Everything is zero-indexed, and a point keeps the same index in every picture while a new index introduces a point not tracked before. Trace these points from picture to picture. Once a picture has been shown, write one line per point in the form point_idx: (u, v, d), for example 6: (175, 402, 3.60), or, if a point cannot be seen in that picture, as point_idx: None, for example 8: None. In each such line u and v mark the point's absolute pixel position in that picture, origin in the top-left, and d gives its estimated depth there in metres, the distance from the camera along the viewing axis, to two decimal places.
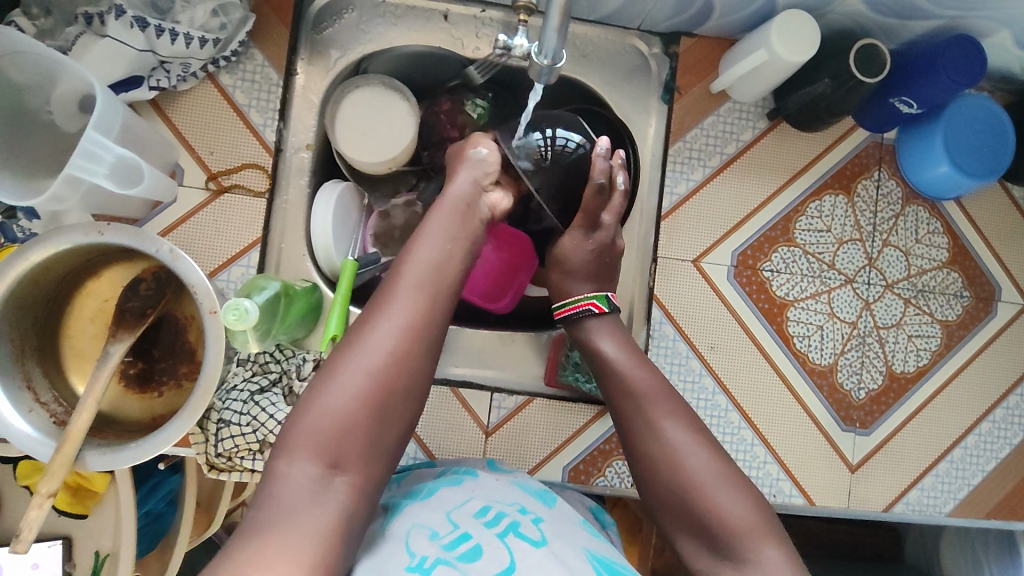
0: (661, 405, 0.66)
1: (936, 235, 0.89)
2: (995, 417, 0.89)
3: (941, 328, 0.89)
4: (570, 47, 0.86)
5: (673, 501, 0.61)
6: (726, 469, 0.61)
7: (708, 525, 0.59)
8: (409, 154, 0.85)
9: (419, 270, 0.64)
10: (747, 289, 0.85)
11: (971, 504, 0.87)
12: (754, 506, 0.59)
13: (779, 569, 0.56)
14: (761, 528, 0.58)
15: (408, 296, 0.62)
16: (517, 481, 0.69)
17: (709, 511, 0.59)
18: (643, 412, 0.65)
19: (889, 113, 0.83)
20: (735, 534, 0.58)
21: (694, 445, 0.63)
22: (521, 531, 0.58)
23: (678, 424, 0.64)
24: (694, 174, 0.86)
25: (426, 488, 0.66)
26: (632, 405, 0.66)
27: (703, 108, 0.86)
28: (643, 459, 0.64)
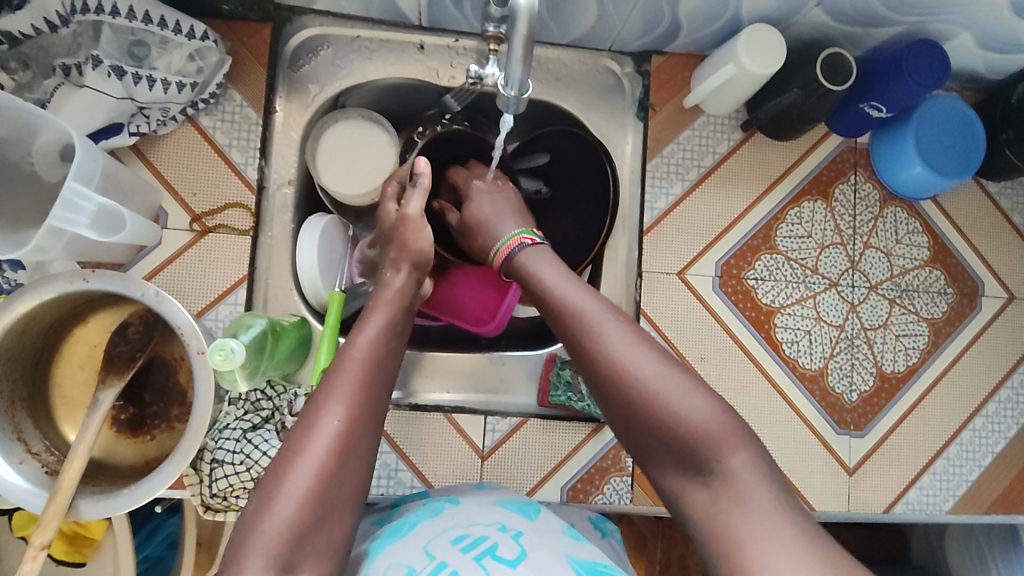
0: (606, 314, 0.60)
1: (915, 234, 0.90)
2: (988, 412, 0.90)
3: (927, 326, 0.89)
4: (544, 71, 0.88)
5: (627, 412, 0.57)
6: (680, 374, 0.56)
7: (668, 434, 0.54)
8: None
9: (355, 361, 0.60)
10: (732, 299, 0.86)
11: (970, 500, 0.88)
12: (715, 408, 0.55)
13: (749, 475, 0.52)
14: (727, 430, 0.54)
15: (344, 392, 0.58)
16: (499, 498, 0.69)
17: (668, 420, 0.54)
18: (586, 325, 0.60)
19: (861, 119, 0.84)
20: (696, 439, 0.53)
21: (644, 352, 0.57)
22: (497, 553, 0.57)
23: (629, 330, 0.59)
24: (673, 188, 0.86)
25: (406, 524, 0.65)
26: (573, 319, 0.60)
27: (679, 122, 0.87)
28: (591, 372, 0.58)
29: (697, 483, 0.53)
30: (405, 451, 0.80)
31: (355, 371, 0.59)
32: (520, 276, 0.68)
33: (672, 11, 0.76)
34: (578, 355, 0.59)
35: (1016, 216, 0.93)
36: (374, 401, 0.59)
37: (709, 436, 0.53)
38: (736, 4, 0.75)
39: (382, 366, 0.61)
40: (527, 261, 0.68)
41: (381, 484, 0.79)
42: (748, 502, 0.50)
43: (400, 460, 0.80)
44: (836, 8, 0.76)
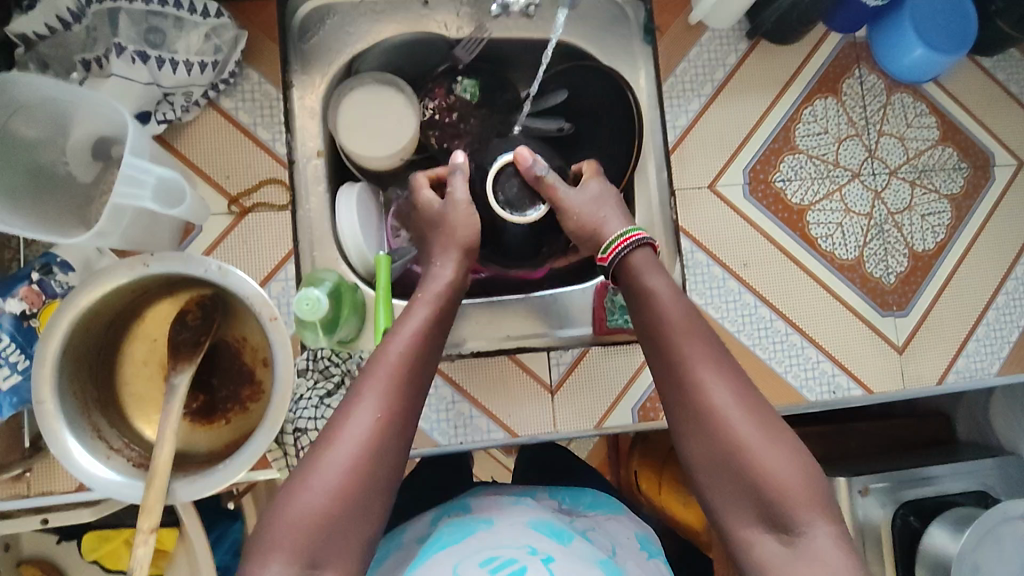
0: (700, 355, 0.65)
1: (924, 116, 0.94)
2: (1018, 275, 0.93)
3: (949, 202, 0.93)
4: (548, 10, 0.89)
5: (711, 455, 0.62)
6: (774, 433, 0.62)
7: (753, 483, 0.60)
8: (415, 142, 0.87)
9: (397, 353, 0.62)
10: (763, 203, 0.88)
11: (1015, 361, 0.92)
12: (798, 466, 0.60)
13: (822, 538, 0.57)
14: (806, 496, 0.59)
15: (383, 382, 0.60)
16: (531, 520, 0.70)
17: (753, 467, 0.60)
18: (691, 362, 0.65)
19: (858, 11, 0.87)
20: (784, 501, 0.58)
21: (742, 407, 0.62)
22: (525, 575, 0.58)
23: (729, 384, 0.63)
24: (691, 105, 0.88)
25: (442, 541, 0.68)
26: (678, 347, 0.65)
27: (686, 41, 0.89)
28: (682, 413, 0.64)
29: (773, 534, 0.59)
30: (476, 397, 0.81)
31: (393, 365, 0.61)
32: (633, 286, 0.70)
33: None
34: (678, 394, 0.64)
35: (1012, 85, 0.96)
36: (409, 399, 0.61)
37: (789, 496, 0.58)
38: None
39: (422, 363, 0.63)
40: (641, 260, 0.71)
41: (459, 434, 0.80)
42: (821, 562, 0.55)
43: (472, 407, 0.81)
44: None
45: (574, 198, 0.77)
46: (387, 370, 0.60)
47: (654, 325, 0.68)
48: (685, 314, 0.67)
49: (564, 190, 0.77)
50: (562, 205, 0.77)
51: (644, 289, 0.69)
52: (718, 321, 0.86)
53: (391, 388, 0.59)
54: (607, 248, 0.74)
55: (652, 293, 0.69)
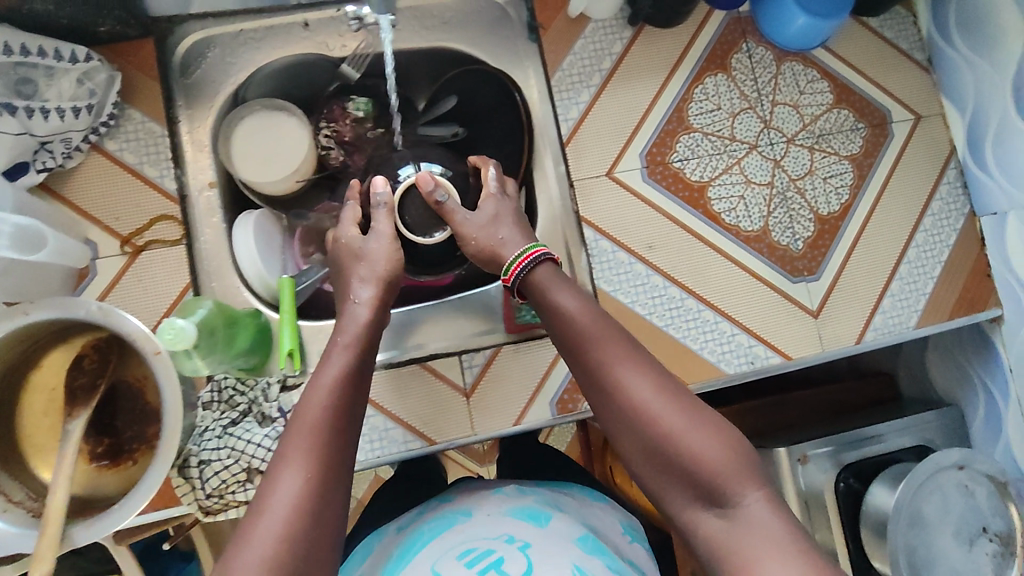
0: (617, 352, 0.65)
1: (816, 81, 0.94)
2: (926, 228, 0.94)
3: (850, 163, 0.93)
4: (431, 19, 0.90)
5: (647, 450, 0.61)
6: (697, 415, 0.61)
7: (690, 476, 0.59)
8: (310, 163, 0.87)
9: (318, 403, 0.59)
10: (663, 185, 0.89)
11: (931, 312, 0.93)
12: (725, 448, 0.59)
13: (760, 508, 0.56)
14: (740, 469, 0.58)
15: (304, 437, 0.56)
16: (511, 505, 0.72)
17: (686, 459, 0.59)
18: (609, 371, 0.64)
19: None
20: (720, 478, 0.58)
21: (661, 395, 0.62)
22: (501, 566, 0.60)
23: (646, 376, 0.63)
24: (581, 97, 0.89)
25: (422, 539, 0.69)
26: (592, 360, 0.65)
27: (570, 35, 0.90)
28: (616, 424, 0.63)
29: (714, 514, 0.58)
30: (391, 409, 0.81)
31: (314, 415, 0.58)
32: (540, 299, 0.70)
33: None
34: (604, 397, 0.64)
35: (900, 42, 0.98)
36: (338, 449, 0.57)
37: (725, 472, 0.58)
38: None
39: (347, 407, 0.60)
40: (543, 277, 0.71)
41: (376, 448, 0.80)
42: (766, 531, 0.54)
43: (389, 420, 0.81)
44: None
45: (475, 219, 0.76)
46: (308, 424, 0.57)
47: (568, 334, 0.67)
48: (598, 324, 0.67)
49: (462, 215, 0.77)
50: (460, 227, 0.77)
51: (552, 299, 0.69)
52: (629, 306, 0.86)
53: (310, 419, 0.57)
54: (508, 269, 0.73)
55: (559, 308, 0.68)
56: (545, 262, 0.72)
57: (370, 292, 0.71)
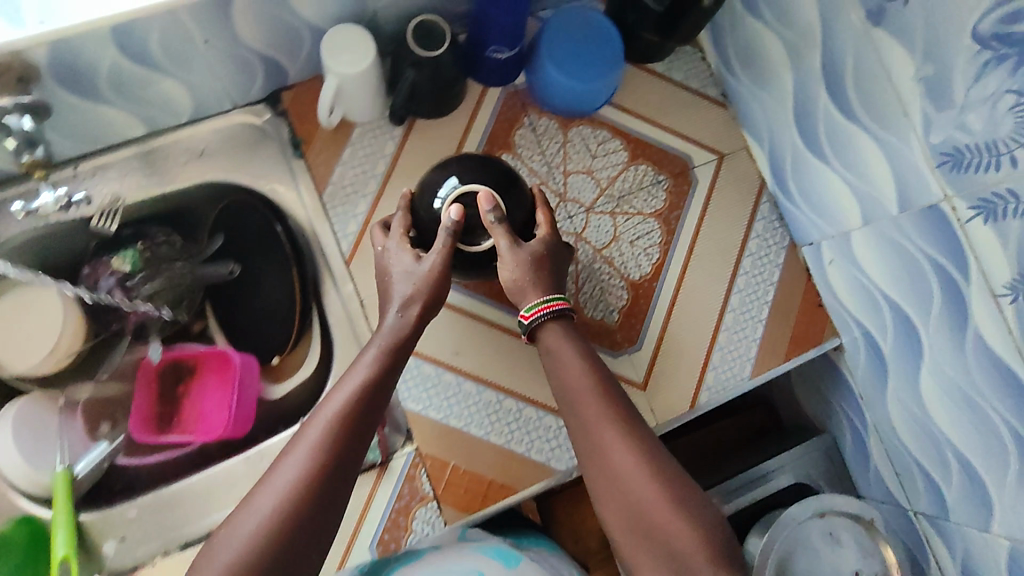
0: (615, 410, 0.66)
1: (607, 142, 0.91)
2: (747, 269, 0.91)
3: (655, 219, 0.90)
4: (184, 154, 0.83)
5: (625, 506, 0.61)
6: (683, 490, 0.61)
7: (664, 544, 0.59)
8: (77, 335, 0.82)
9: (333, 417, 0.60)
10: (461, 284, 0.85)
11: (765, 357, 0.89)
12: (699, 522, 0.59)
13: None
14: (712, 552, 0.58)
15: (311, 447, 0.58)
16: (478, 545, 0.71)
17: (661, 527, 0.59)
18: (598, 427, 0.65)
19: (497, 66, 0.86)
20: (687, 556, 0.57)
21: (650, 461, 0.63)
22: None
23: (644, 441, 0.64)
24: (358, 208, 0.84)
25: (387, 564, 0.70)
26: (585, 414, 0.66)
27: (336, 145, 0.85)
28: (597, 479, 0.63)
29: None
30: None
31: (324, 434, 0.59)
32: (542, 352, 0.70)
33: (248, 53, 0.74)
34: (596, 439, 0.65)
35: (692, 82, 0.94)
36: (341, 465, 0.58)
37: (694, 552, 0.57)
38: (298, 20, 0.72)
39: (358, 442, 0.60)
40: (552, 338, 0.69)
41: None
42: None
43: None
44: None
45: (518, 258, 0.69)
46: (318, 437, 0.59)
47: (566, 386, 0.68)
48: (597, 383, 0.68)
49: (506, 245, 0.69)
50: (502, 257, 0.70)
51: (558, 352, 0.69)
52: (443, 422, 0.81)
53: (324, 445, 0.58)
54: (528, 308, 0.71)
55: (562, 360, 0.69)
56: (552, 315, 0.70)
57: (417, 313, 0.69)
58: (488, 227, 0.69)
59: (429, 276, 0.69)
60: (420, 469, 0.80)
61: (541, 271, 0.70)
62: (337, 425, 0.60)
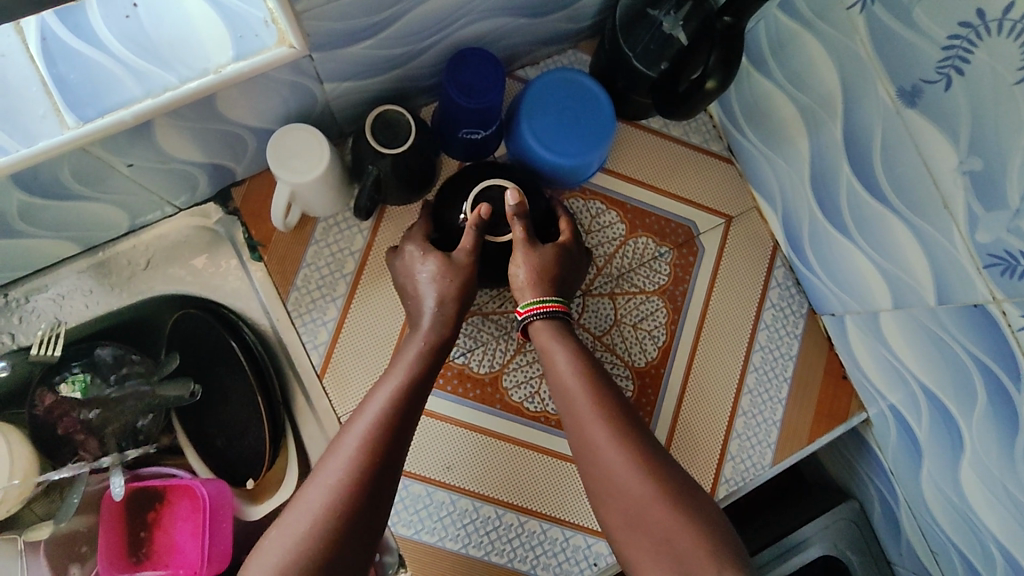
0: (615, 405, 0.64)
1: (601, 214, 0.82)
2: (763, 344, 0.83)
3: (660, 297, 0.81)
4: (132, 265, 0.76)
5: (629, 507, 0.59)
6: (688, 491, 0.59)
7: (670, 546, 0.56)
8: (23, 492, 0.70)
9: (372, 420, 0.60)
10: (448, 390, 0.76)
11: (786, 442, 0.81)
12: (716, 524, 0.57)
13: None
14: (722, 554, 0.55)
15: (350, 448, 0.58)
16: None
17: (666, 527, 0.56)
18: (590, 426, 0.63)
19: (471, 145, 0.76)
20: (692, 560, 0.54)
21: (653, 459, 0.61)
22: None
23: (643, 438, 0.62)
24: (328, 314, 0.76)
25: None
26: (579, 412, 0.64)
27: (297, 243, 0.76)
28: (598, 484, 0.62)
29: None
30: None
31: (366, 435, 0.59)
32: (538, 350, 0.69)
33: (185, 161, 0.65)
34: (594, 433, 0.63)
35: (693, 137, 0.85)
36: (383, 469, 0.58)
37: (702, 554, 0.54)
38: (238, 124, 0.63)
39: (394, 453, 0.60)
40: (542, 334, 0.68)
41: None
42: None
43: None
44: (345, 73, 0.63)
45: (534, 258, 0.69)
46: (355, 441, 0.59)
47: (561, 384, 0.66)
48: (590, 379, 0.66)
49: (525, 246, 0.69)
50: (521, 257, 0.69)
51: (549, 350, 0.67)
52: (438, 544, 0.73)
53: (365, 454, 0.58)
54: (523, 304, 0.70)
55: (554, 363, 0.67)
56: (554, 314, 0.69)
57: (455, 309, 0.68)
58: (512, 223, 0.69)
59: (459, 274, 0.68)
60: None
61: (552, 275, 0.69)
62: (379, 433, 0.59)
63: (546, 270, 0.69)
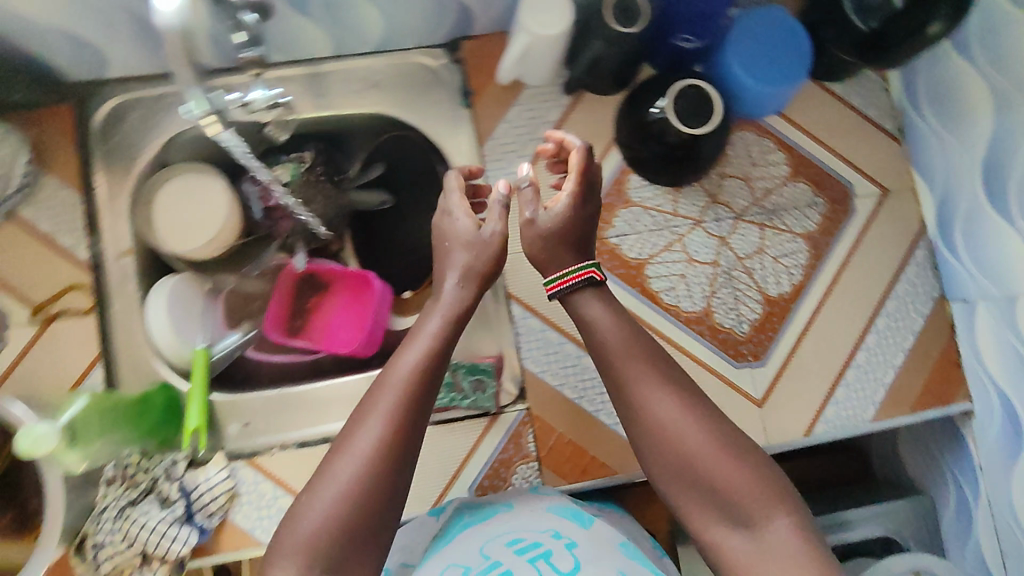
0: (657, 366, 0.63)
1: (770, 153, 0.89)
2: (889, 311, 0.87)
3: (805, 241, 0.87)
4: (355, 83, 0.86)
5: (676, 464, 0.60)
6: (732, 439, 0.60)
7: (720, 497, 0.58)
8: (234, 232, 0.84)
9: (401, 378, 0.60)
10: (598, 262, 0.85)
11: (888, 405, 0.85)
12: (757, 473, 0.58)
13: (788, 538, 0.55)
14: (771, 497, 0.57)
15: (380, 412, 0.58)
16: (552, 505, 0.70)
17: (716, 480, 0.58)
18: (639, 386, 0.63)
19: (675, 55, 0.85)
20: (743, 502, 0.57)
21: (696, 413, 0.61)
22: (552, 559, 0.60)
23: (686, 397, 0.62)
24: (513, 167, 0.86)
25: (462, 524, 0.70)
26: (625, 371, 0.64)
27: (503, 101, 0.87)
28: (643, 441, 0.62)
29: (740, 535, 0.57)
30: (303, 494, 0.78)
31: (393, 399, 0.59)
32: (573, 313, 0.69)
33: None
34: (639, 395, 0.62)
35: (869, 111, 0.91)
36: (414, 431, 0.59)
37: (753, 499, 0.57)
38: None
39: (418, 416, 0.59)
40: (581, 297, 0.68)
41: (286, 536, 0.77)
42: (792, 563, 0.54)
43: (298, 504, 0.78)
44: None
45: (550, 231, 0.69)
46: (375, 407, 0.59)
47: (601, 343, 0.66)
48: (632, 337, 0.65)
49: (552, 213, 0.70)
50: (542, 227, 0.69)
51: (589, 310, 0.67)
52: (557, 389, 0.82)
53: (393, 422, 0.58)
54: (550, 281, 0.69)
55: (592, 323, 0.67)
56: (587, 282, 0.67)
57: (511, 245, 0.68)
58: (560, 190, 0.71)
59: (483, 247, 0.68)
60: (527, 429, 0.81)
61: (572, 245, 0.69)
62: (405, 393, 0.59)
63: (567, 239, 0.69)
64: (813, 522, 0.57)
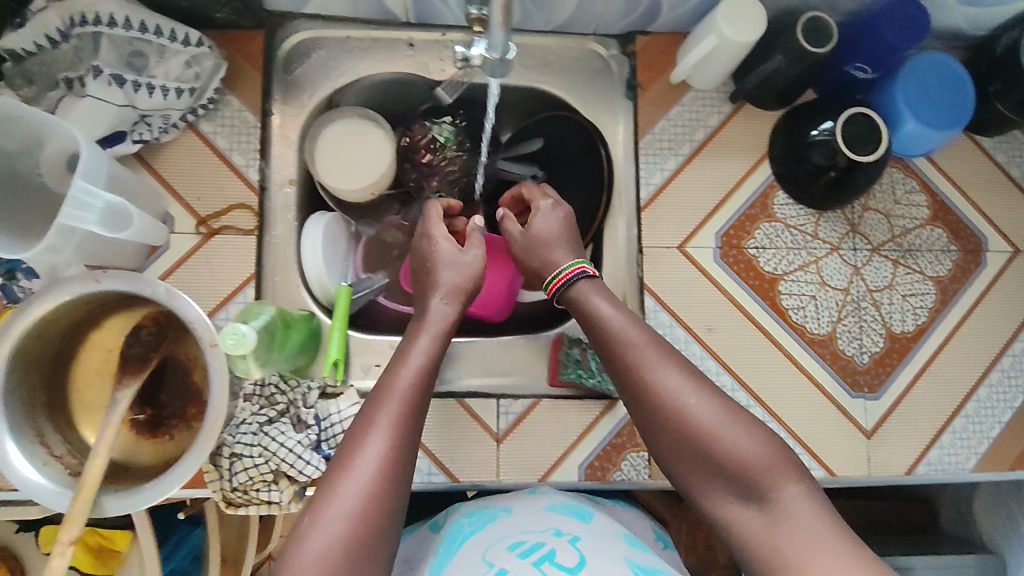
0: (660, 351, 0.65)
1: (914, 193, 0.91)
2: (1005, 366, 0.89)
3: (934, 284, 0.89)
4: (535, 58, 0.90)
5: (685, 447, 0.62)
6: (730, 412, 0.62)
7: (732, 473, 0.60)
8: (388, 179, 0.88)
9: (400, 396, 0.62)
10: (735, 269, 0.87)
11: (993, 458, 0.86)
12: (766, 444, 0.60)
13: (805, 503, 0.57)
14: (776, 466, 0.59)
15: (382, 426, 0.60)
16: (552, 503, 0.71)
17: (727, 455, 0.60)
18: (648, 371, 0.64)
19: (844, 82, 0.86)
20: (757, 474, 0.59)
21: (699, 390, 0.63)
22: (556, 560, 0.59)
23: (691, 377, 0.64)
24: (667, 164, 0.88)
25: (462, 531, 0.69)
26: (632, 359, 0.65)
27: (667, 100, 0.89)
28: (656, 431, 0.63)
29: (752, 508, 0.59)
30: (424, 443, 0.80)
31: (393, 415, 0.60)
32: (578, 308, 0.71)
33: None
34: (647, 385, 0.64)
35: (1012, 170, 0.93)
36: (409, 444, 0.60)
37: (763, 469, 0.59)
38: None
39: (410, 430, 0.61)
40: (583, 287, 0.72)
41: None
42: (808, 526, 0.56)
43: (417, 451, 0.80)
44: None
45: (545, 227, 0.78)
46: (382, 420, 0.60)
47: (605, 336, 0.68)
48: (632, 324, 0.67)
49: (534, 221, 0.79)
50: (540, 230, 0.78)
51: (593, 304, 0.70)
52: None
53: (393, 437, 0.59)
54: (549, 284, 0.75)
55: (595, 310, 0.69)
56: (585, 275, 0.73)
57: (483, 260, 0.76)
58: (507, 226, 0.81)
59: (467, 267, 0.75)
60: None
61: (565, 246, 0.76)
62: (404, 408, 0.61)
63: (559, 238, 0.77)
64: (823, 490, 0.59)
